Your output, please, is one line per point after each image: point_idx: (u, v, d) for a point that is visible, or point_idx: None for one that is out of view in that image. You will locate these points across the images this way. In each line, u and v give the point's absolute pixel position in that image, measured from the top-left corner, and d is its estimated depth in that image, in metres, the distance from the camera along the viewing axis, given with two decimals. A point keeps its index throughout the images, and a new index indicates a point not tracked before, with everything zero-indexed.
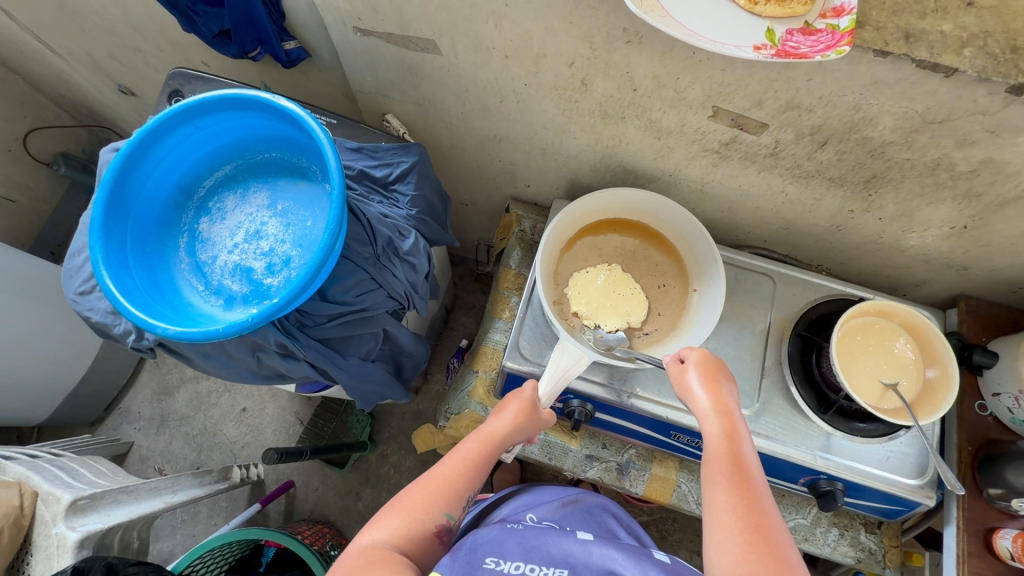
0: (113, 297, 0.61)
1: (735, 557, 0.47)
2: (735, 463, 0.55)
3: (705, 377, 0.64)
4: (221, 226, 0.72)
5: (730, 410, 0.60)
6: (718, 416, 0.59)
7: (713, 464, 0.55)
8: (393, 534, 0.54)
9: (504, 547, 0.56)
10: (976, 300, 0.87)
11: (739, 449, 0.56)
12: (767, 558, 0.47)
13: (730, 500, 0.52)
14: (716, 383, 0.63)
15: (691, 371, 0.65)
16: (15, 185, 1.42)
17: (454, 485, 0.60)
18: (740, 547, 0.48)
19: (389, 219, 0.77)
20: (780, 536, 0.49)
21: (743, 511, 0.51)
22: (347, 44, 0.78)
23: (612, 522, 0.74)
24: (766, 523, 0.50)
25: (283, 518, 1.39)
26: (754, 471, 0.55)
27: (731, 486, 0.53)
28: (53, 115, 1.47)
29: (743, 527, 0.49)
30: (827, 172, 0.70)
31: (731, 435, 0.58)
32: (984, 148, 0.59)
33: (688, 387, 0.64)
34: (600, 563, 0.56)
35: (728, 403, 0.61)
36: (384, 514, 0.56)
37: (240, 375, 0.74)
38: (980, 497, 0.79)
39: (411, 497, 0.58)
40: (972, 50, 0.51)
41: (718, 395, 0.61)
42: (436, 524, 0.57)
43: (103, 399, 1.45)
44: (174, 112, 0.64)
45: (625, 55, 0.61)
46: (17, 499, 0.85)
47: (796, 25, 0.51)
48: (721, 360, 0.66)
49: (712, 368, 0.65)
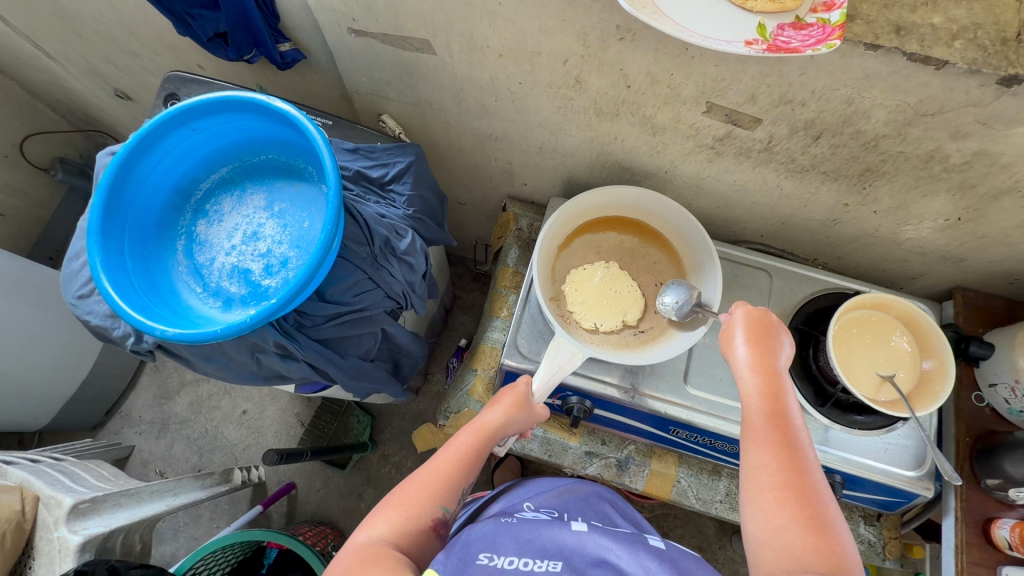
0: (112, 300, 0.61)
1: (766, 512, 0.52)
2: (771, 423, 0.57)
3: (748, 335, 0.64)
4: (219, 228, 0.72)
5: (774, 368, 0.61)
6: (756, 377, 0.60)
7: (750, 424, 0.58)
8: (390, 531, 0.54)
9: (498, 542, 0.57)
10: (973, 292, 0.87)
11: (778, 409, 0.58)
12: (797, 514, 0.50)
13: (766, 459, 0.54)
14: (760, 342, 0.63)
15: (736, 329, 0.65)
16: (13, 191, 1.43)
17: (448, 479, 0.61)
18: (770, 504, 0.52)
19: (385, 219, 0.77)
20: (815, 494, 0.52)
21: (776, 468, 0.53)
22: (342, 44, 0.78)
23: (609, 510, 0.75)
24: (800, 482, 0.52)
25: (285, 520, 1.39)
26: (793, 428, 0.57)
27: (766, 445, 0.55)
28: (50, 120, 1.47)
29: (774, 485, 0.52)
30: (822, 166, 0.70)
31: (770, 394, 0.59)
32: (978, 140, 0.59)
33: (731, 347, 0.65)
34: (594, 552, 0.58)
35: (770, 363, 0.61)
36: (380, 510, 0.57)
37: (240, 377, 0.74)
38: (978, 487, 0.80)
39: (408, 492, 0.58)
40: (963, 42, 0.52)
41: (760, 356, 0.62)
42: (433, 517, 0.57)
43: (103, 403, 1.45)
44: (169, 115, 0.64)
45: (618, 52, 0.62)
46: (19, 504, 0.85)
47: (787, 20, 0.52)
48: (770, 315, 0.65)
49: (758, 325, 0.64)
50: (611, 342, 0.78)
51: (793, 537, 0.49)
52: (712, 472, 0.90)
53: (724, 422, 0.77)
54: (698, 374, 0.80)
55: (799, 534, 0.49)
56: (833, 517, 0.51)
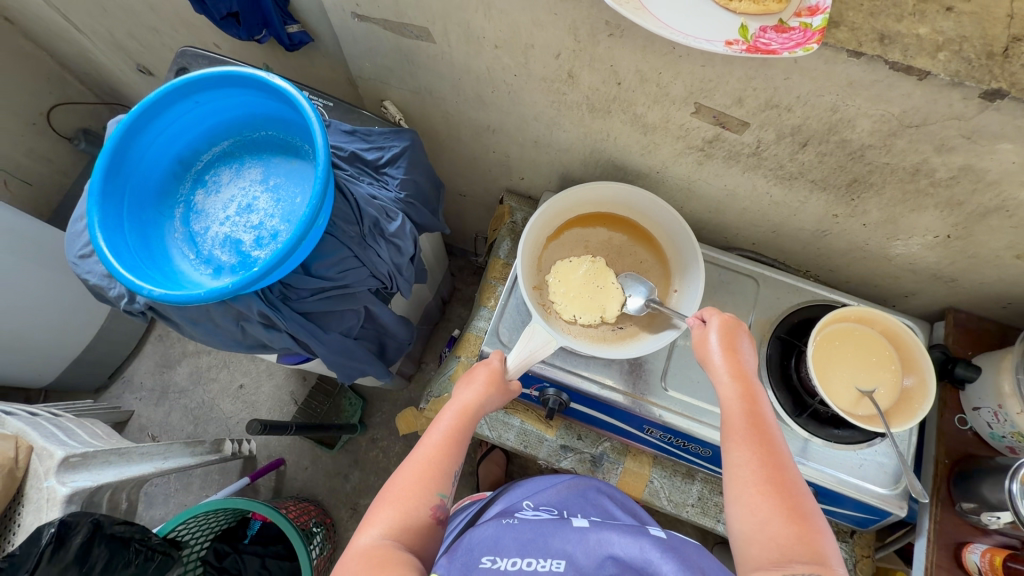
0: (106, 259, 0.63)
1: (749, 507, 0.52)
2: (750, 422, 0.57)
3: (724, 341, 0.65)
4: (215, 199, 0.75)
5: (746, 374, 0.62)
6: (734, 381, 0.61)
7: (730, 423, 0.58)
8: (389, 527, 0.55)
9: (500, 545, 0.58)
10: (965, 314, 0.86)
11: (755, 410, 0.59)
12: (780, 506, 0.51)
13: (748, 455, 0.55)
14: (734, 347, 0.64)
15: (710, 336, 0.66)
16: (37, 158, 1.48)
17: (440, 465, 0.61)
18: (754, 498, 0.52)
19: (377, 201, 0.79)
20: (796, 489, 0.52)
21: (760, 464, 0.54)
22: (347, 29, 0.80)
23: (609, 504, 0.72)
24: (781, 476, 0.53)
25: (272, 494, 1.42)
26: (770, 426, 0.58)
27: (746, 444, 0.56)
28: (77, 92, 1.53)
29: (757, 479, 0.53)
30: (810, 174, 0.70)
31: (747, 394, 0.60)
32: (963, 154, 0.58)
33: (707, 354, 0.65)
34: (598, 548, 0.57)
35: (744, 367, 0.63)
36: (378, 507, 0.58)
37: (224, 343, 0.76)
38: (953, 510, 0.79)
39: (403, 485, 0.59)
40: (947, 54, 0.51)
41: (735, 359, 0.63)
42: (432, 506, 0.58)
43: (107, 367, 1.50)
44: (174, 87, 0.67)
45: (608, 47, 0.63)
46: (12, 452, 0.88)
47: (770, 22, 0.52)
48: (741, 322, 0.66)
49: (731, 331, 0.66)
50: (588, 335, 0.79)
51: (776, 528, 0.50)
52: (685, 476, 0.91)
53: (699, 426, 0.77)
54: (675, 375, 0.80)
55: (783, 525, 0.50)
56: (813, 507, 0.51)
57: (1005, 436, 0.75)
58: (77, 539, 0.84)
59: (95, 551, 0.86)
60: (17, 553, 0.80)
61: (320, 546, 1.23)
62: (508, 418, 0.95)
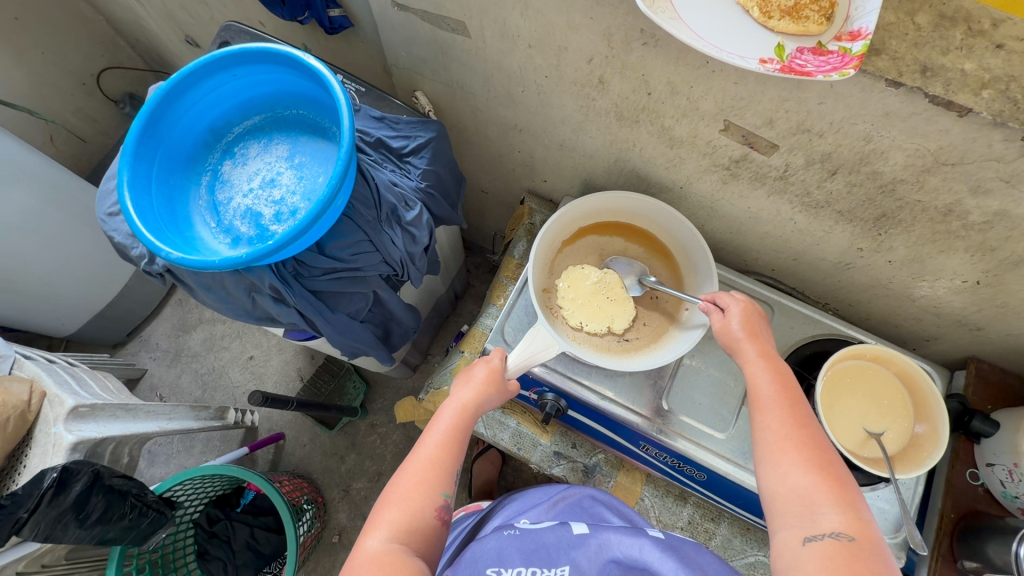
0: (130, 218, 0.65)
1: (774, 465, 0.53)
2: (776, 389, 0.58)
3: (746, 324, 0.66)
4: (241, 170, 0.77)
5: (772, 353, 0.63)
6: (760, 357, 0.62)
7: (755, 393, 0.59)
8: (394, 530, 0.55)
9: (504, 555, 0.57)
10: (989, 365, 0.82)
11: (781, 380, 0.59)
12: (803, 461, 0.52)
13: (775, 421, 0.56)
14: (755, 330, 0.65)
15: (732, 323, 0.66)
16: (83, 117, 1.54)
17: (443, 465, 0.61)
18: (777, 456, 0.54)
19: (397, 188, 0.80)
20: (820, 445, 0.53)
21: (786, 431, 0.55)
22: (386, 16, 0.81)
23: (604, 510, 0.70)
24: (805, 435, 0.54)
25: (269, 466, 1.44)
26: (797, 393, 0.58)
27: (771, 408, 0.57)
28: (128, 57, 1.59)
29: (779, 439, 0.54)
30: (837, 205, 0.69)
31: (772, 368, 0.61)
32: (1000, 199, 0.56)
33: (733, 336, 0.65)
34: (600, 553, 0.57)
35: (768, 346, 0.64)
36: (383, 508, 0.58)
37: (235, 312, 0.78)
38: (953, 568, 0.76)
39: (408, 485, 0.59)
40: (991, 92, 0.49)
41: (758, 340, 0.64)
42: (435, 507, 0.58)
43: (126, 324, 1.55)
44: (213, 59, 0.69)
45: (641, 56, 0.62)
46: (26, 395, 0.91)
47: (808, 44, 0.51)
48: (758, 307, 0.67)
49: (750, 319, 0.66)
50: (592, 344, 0.78)
51: (800, 482, 0.51)
52: (677, 498, 0.91)
53: (696, 448, 0.75)
54: (676, 394, 0.78)
55: (804, 478, 0.51)
56: (843, 467, 0.52)
57: (1017, 496, 0.72)
58: (77, 486, 0.87)
59: (93, 499, 0.90)
60: (18, 492, 0.82)
61: (309, 523, 1.24)
62: (504, 418, 0.95)
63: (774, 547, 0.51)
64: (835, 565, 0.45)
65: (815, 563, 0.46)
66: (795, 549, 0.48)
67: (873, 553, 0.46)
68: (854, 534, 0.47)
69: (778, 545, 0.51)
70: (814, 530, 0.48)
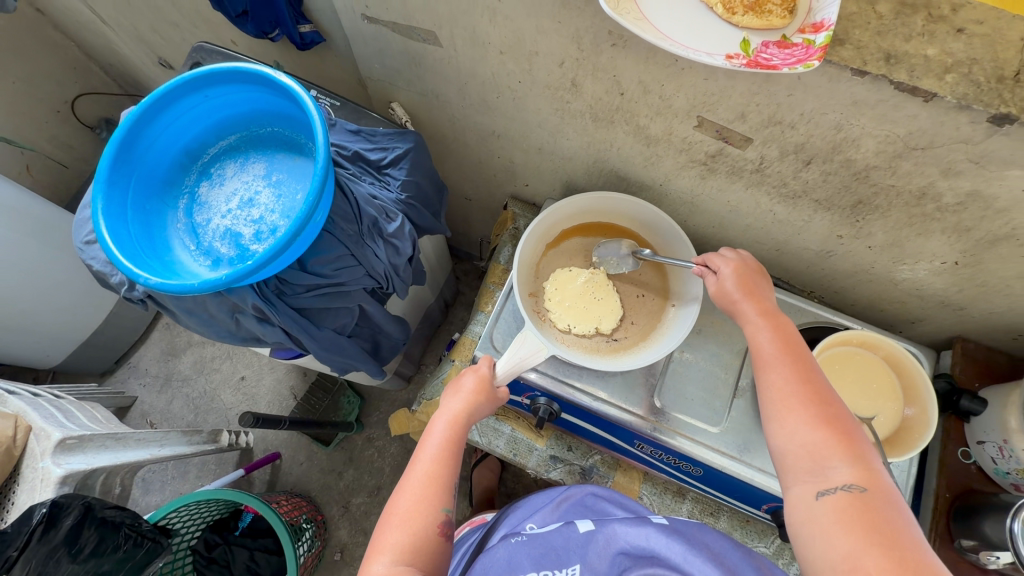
0: (106, 246, 0.64)
1: (781, 422, 0.54)
2: (780, 349, 0.58)
3: (742, 284, 0.65)
4: (219, 191, 0.76)
5: (773, 312, 0.63)
6: (761, 317, 0.62)
7: (758, 352, 0.60)
8: (399, 552, 0.55)
9: (515, 564, 0.56)
10: (974, 344, 0.83)
11: (783, 338, 0.59)
12: (810, 416, 0.52)
13: (780, 378, 0.56)
14: (751, 288, 0.65)
15: (727, 283, 0.66)
16: (59, 145, 1.53)
17: (441, 480, 0.60)
18: (785, 414, 0.54)
19: (377, 201, 0.80)
20: (827, 401, 0.54)
21: (792, 387, 0.55)
22: (357, 30, 0.81)
23: (607, 506, 0.70)
24: (813, 391, 0.54)
25: (266, 487, 1.43)
26: (801, 351, 0.58)
27: (778, 365, 0.57)
28: (101, 82, 1.58)
29: (785, 395, 0.54)
30: (813, 194, 0.69)
31: (773, 326, 0.61)
32: (970, 179, 0.57)
33: (731, 300, 0.66)
34: (608, 547, 0.57)
35: (769, 305, 0.63)
36: (386, 531, 0.57)
37: (219, 334, 0.77)
38: (952, 548, 0.76)
39: (408, 506, 0.58)
40: (955, 76, 0.50)
41: (756, 299, 0.64)
42: (438, 523, 0.58)
43: (113, 352, 1.53)
44: (184, 80, 0.68)
45: (611, 57, 0.62)
46: (11, 430, 0.89)
47: (772, 38, 0.51)
48: (751, 263, 0.67)
49: (744, 279, 0.66)
50: (581, 345, 0.78)
51: (808, 437, 0.51)
52: (675, 494, 0.91)
53: (690, 444, 0.75)
54: (668, 391, 0.78)
55: (812, 433, 0.51)
56: (849, 420, 0.52)
57: (1008, 472, 0.73)
58: (68, 520, 0.86)
59: (85, 532, 0.88)
60: (8, 530, 0.81)
61: (309, 542, 1.23)
62: (499, 425, 0.95)
63: (787, 502, 0.51)
64: (847, 517, 0.46)
65: (828, 517, 0.47)
66: (809, 503, 0.49)
67: (885, 503, 0.46)
68: (865, 485, 0.48)
69: (791, 499, 0.52)
70: (825, 485, 0.49)
